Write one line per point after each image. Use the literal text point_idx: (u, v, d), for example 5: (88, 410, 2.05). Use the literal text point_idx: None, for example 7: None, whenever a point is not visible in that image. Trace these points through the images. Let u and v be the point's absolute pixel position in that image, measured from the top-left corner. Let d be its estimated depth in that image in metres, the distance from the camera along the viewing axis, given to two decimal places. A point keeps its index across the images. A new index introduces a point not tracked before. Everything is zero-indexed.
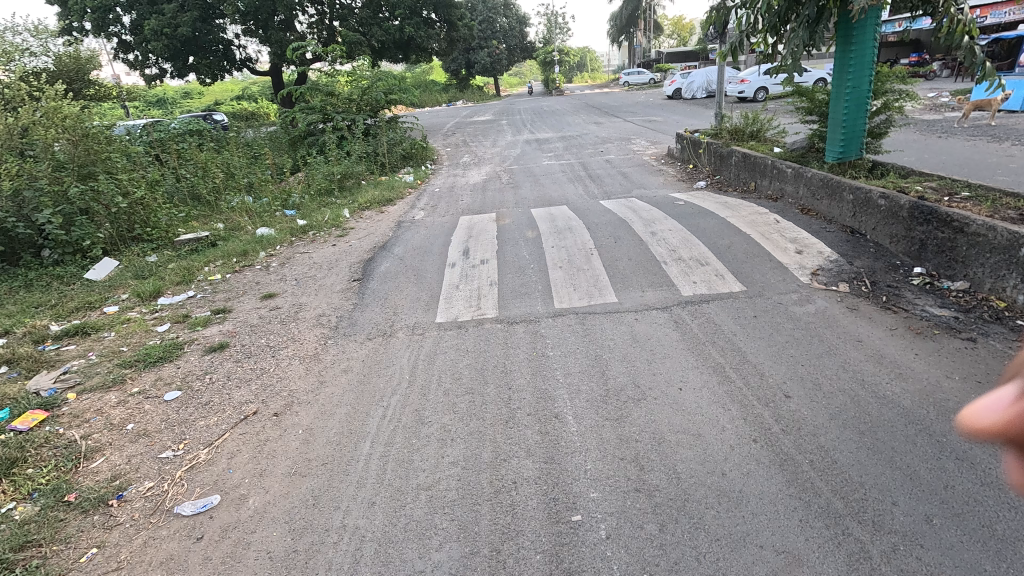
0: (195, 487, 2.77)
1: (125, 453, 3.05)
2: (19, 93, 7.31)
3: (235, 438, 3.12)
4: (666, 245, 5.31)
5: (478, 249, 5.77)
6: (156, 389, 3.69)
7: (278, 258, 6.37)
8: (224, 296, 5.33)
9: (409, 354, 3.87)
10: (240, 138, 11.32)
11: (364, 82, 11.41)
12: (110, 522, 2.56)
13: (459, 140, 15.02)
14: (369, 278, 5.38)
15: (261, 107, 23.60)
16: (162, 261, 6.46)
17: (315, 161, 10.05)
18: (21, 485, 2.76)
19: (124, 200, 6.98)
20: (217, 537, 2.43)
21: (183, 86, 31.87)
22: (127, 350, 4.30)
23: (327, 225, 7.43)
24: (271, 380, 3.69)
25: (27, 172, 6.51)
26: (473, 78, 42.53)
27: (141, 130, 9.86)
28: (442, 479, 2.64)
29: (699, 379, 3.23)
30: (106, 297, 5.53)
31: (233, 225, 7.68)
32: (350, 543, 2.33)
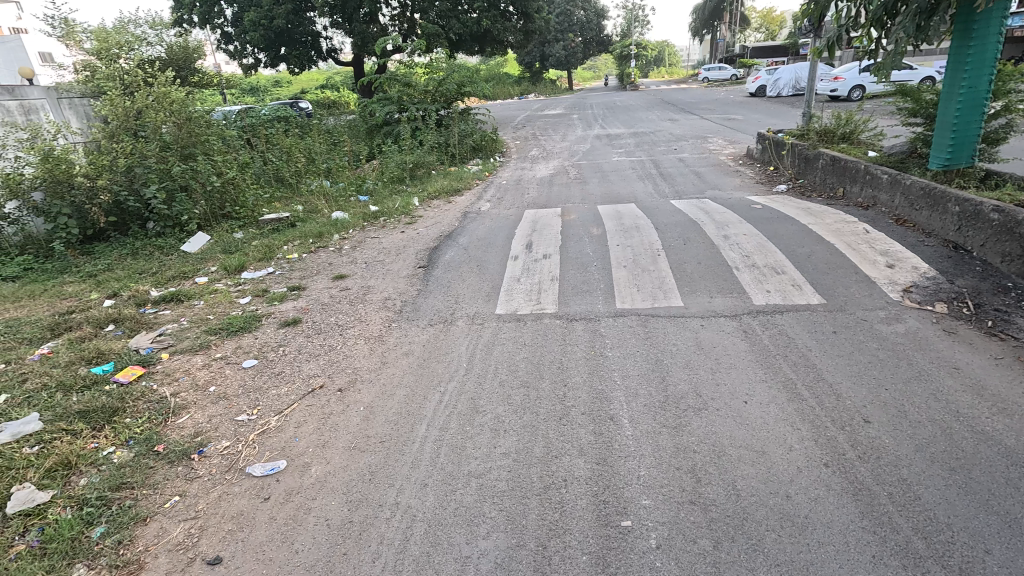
0: (265, 450, 2.96)
1: (206, 413, 3.32)
2: (136, 80, 8.07)
3: (302, 409, 3.31)
4: (740, 250, 5.05)
5: (542, 243, 5.77)
6: (236, 356, 3.99)
7: (350, 242, 6.66)
8: (300, 275, 5.64)
9: (468, 342, 3.93)
10: (323, 125, 11.93)
11: (440, 74, 11.68)
12: (191, 474, 2.81)
13: (528, 133, 15.01)
14: (434, 265, 5.51)
15: (344, 97, 24.67)
16: (247, 238, 6.94)
17: (389, 150, 10.41)
18: (120, 433, 3.09)
19: (217, 180, 7.53)
20: (282, 499, 2.60)
21: (273, 75, 33.88)
22: (213, 319, 4.67)
23: (397, 212, 7.69)
24: (337, 358, 3.87)
25: (139, 151, 7.21)
26: (546, 71, 42.29)
27: (236, 115, 10.59)
28: (492, 468, 2.67)
29: (767, 394, 3.05)
30: (199, 268, 6.03)
31: (312, 208, 8.12)
32: (401, 521, 2.41)
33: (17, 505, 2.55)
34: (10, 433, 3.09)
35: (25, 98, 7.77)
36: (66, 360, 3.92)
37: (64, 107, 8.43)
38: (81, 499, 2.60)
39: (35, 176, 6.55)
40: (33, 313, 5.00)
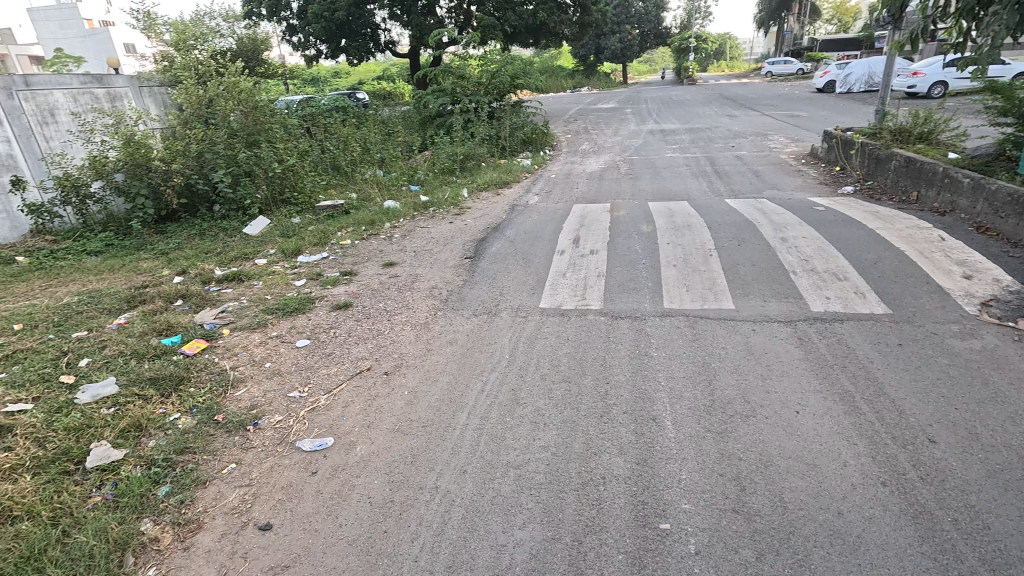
0: (314, 427, 3.10)
1: (262, 387, 3.50)
2: (209, 70, 8.55)
3: (350, 390, 3.43)
4: (799, 253, 4.82)
5: (589, 239, 5.71)
6: (290, 335, 4.18)
7: (401, 230, 6.82)
8: (352, 261, 5.84)
9: (512, 334, 3.96)
10: (378, 116, 12.23)
11: (494, 66, 11.71)
12: (247, 444, 2.97)
13: (580, 126, 14.84)
14: (481, 256, 5.57)
15: (399, 88, 25.17)
16: (304, 223, 7.24)
17: (441, 142, 10.57)
18: (185, 401, 3.31)
19: (278, 166, 7.86)
20: (329, 475, 2.71)
21: (334, 66, 34.99)
22: (270, 299, 4.91)
23: (446, 203, 7.81)
24: (385, 343, 3.99)
25: (209, 137, 7.64)
26: (600, 64, 41.56)
27: (298, 104, 11.02)
28: (531, 460, 2.69)
29: (822, 405, 2.91)
30: (259, 250, 6.34)
31: (365, 196, 8.37)
32: (440, 505, 2.47)
33: (95, 460, 2.79)
34: (91, 394, 3.38)
35: (111, 86, 8.38)
36: (139, 330, 4.23)
37: (144, 95, 9.03)
38: (150, 459, 2.81)
39: (118, 159, 7.16)
40: (113, 286, 5.42)
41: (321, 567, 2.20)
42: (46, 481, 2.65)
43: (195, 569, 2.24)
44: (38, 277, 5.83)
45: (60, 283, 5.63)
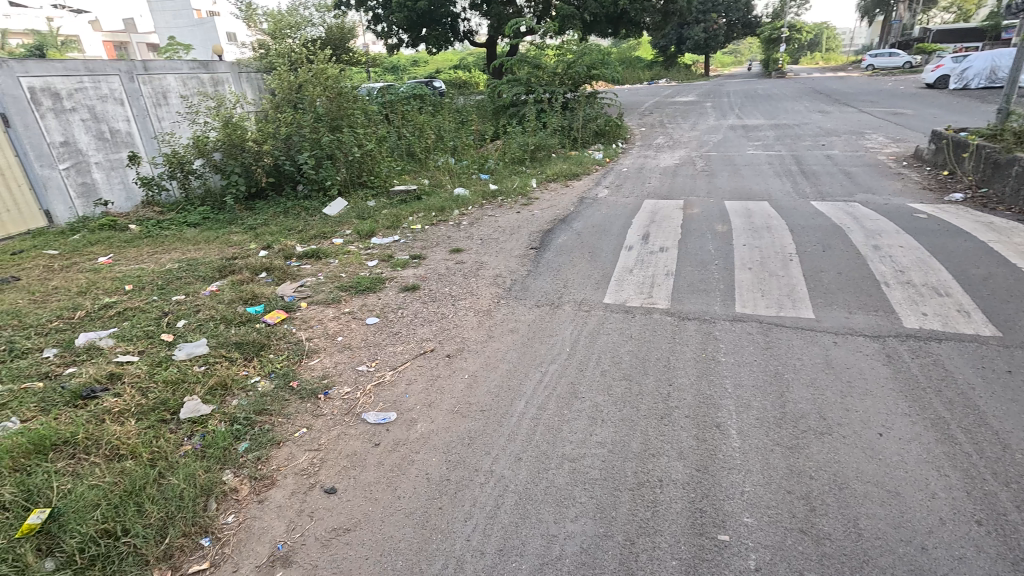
0: (378, 401, 3.24)
1: (333, 359, 3.71)
2: (300, 57, 9.06)
3: (414, 369, 3.56)
4: (893, 263, 4.43)
5: (659, 236, 5.54)
6: (361, 312, 4.39)
7: (468, 218, 6.93)
8: (421, 245, 6.02)
9: (574, 327, 3.93)
10: (453, 104, 12.46)
11: (570, 56, 11.57)
12: (318, 411, 3.16)
13: (655, 120, 14.36)
14: (546, 248, 5.56)
15: (475, 78, 25.41)
16: (378, 206, 7.54)
17: (513, 131, 10.60)
18: (265, 366, 3.57)
19: (358, 151, 8.18)
20: (390, 448, 2.83)
21: (414, 55, 35.94)
22: (344, 276, 5.16)
23: (515, 193, 7.85)
24: (448, 326, 4.09)
25: (297, 121, 8.11)
26: (681, 56, 39.86)
27: (379, 92, 11.43)
28: (587, 454, 2.67)
29: (909, 430, 2.67)
30: (336, 230, 6.67)
31: (437, 183, 8.58)
32: (494, 489, 2.51)
33: (187, 412, 3.08)
34: (186, 352, 3.72)
35: (215, 72, 9.16)
36: (228, 297, 4.60)
37: (242, 80, 9.75)
38: (233, 416, 3.06)
39: (217, 139, 7.79)
40: (208, 256, 5.91)
41: (379, 535, 2.31)
42: (147, 426, 2.96)
43: (267, 521, 2.42)
44: (146, 244, 6.47)
45: (164, 250, 6.22)
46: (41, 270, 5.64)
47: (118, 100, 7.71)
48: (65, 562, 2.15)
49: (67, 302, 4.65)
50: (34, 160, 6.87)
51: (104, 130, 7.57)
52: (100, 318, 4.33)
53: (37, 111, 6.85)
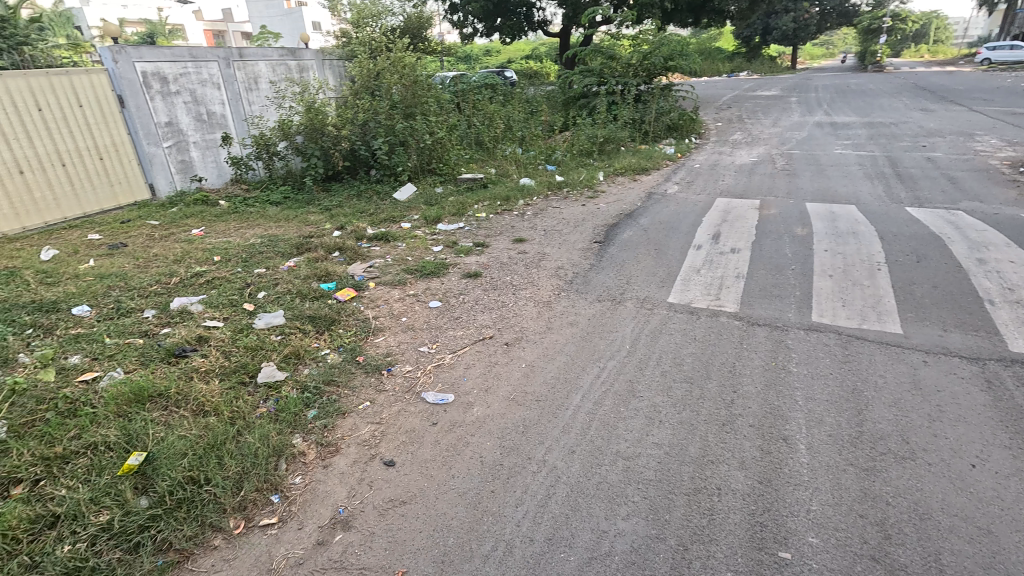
0: (437, 382, 3.34)
1: (397, 338, 3.85)
2: (380, 45, 9.37)
3: (472, 354, 3.63)
4: (999, 280, 4.00)
5: (731, 236, 5.30)
6: (425, 295, 4.51)
7: (533, 208, 6.93)
8: (485, 233, 6.10)
9: (635, 325, 3.85)
10: (524, 94, 12.46)
11: (646, 47, 11.23)
12: (381, 387, 3.30)
13: (733, 114, 13.68)
14: (611, 242, 5.46)
15: (547, 67, 25.17)
16: (446, 193, 7.70)
17: (583, 123, 10.46)
18: (335, 340, 3.77)
19: (429, 138, 8.37)
20: (447, 428, 2.91)
21: (487, 45, 36.20)
22: (411, 260, 5.33)
23: (581, 185, 7.77)
24: (508, 315, 4.13)
25: (374, 108, 8.41)
26: (766, 48, 37.61)
27: (452, 80, 11.62)
28: (642, 454, 2.62)
29: (1007, 464, 2.42)
30: (404, 215, 6.88)
31: (503, 172, 8.64)
32: (546, 478, 2.52)
33: (264, 377, 3.30)
34: (265, 322, 3.99)
35: (301, 59, 9.66)
36: (304, 273, 4.87)
37: (326, 68, 10.23)
38: (304, 385, 3.25)
39: (301, 124, 8.23)
40: (287, 233, 6.28)
41: (432, 511, 2.39)
42: (229, 386, 3.21)
43: (330, 486, 2.56)
44: (233, 219, 6.97)
45: (249, 226, 6.68)
46: (144, 239, 6.22)
47: (215, 85, 8.32)
48: (157, 501, 2.39)
49: (166, 269, 5.11)
50: (143, 139, 7.59)
51: (202, 112, 8.21)
52: (192, 285, 4.73)
53: (147, 93, 7.54)
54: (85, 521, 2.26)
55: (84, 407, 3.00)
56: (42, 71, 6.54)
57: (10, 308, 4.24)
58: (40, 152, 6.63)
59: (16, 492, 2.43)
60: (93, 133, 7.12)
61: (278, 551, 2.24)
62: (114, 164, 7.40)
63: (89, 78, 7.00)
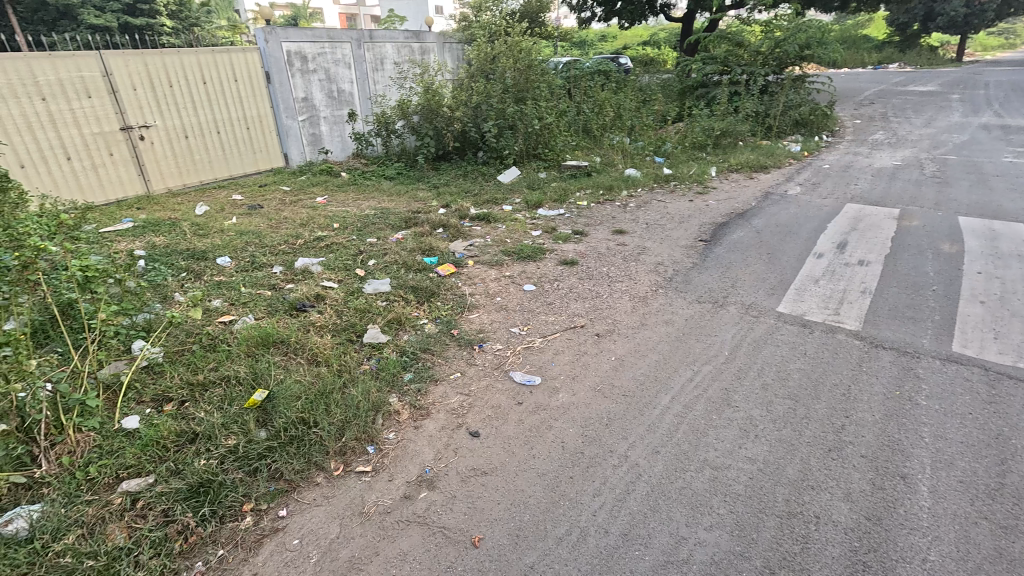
0: (526, 363, 3.40)
1: (490, 317, 3.96)
2: (499, 29, 9.51)
3: (562, 340, 3.64)
4: None
5: (860, 246, 4.77)
6: (520, 278, 4.59)
7: (636, 200, 6.72)
8: (585, 222, 6.03)
9: (737, 331, 3.63)
10: (638, 82, 12.04)
11: (781, 33, 10.31)
12: (472, 361, 3.43)
13: (876, 111, 12.19)
14: (718, 242, 5.16)
15: (665, 54, 23.95)
16: (549, 179, 7.71)
17: (699, 115, 9.89)
18: (434, 311, 3.97)
19: (538, 123, 8.38)
20: (531, 410, 2.96)
21: (603, 31, 35.30)
22: (509, 242, 5.43)
23: (690, 179, 7.40)
24: (601, 306, 4.08)
25: (487, 91, 8.59)
26: (926, 37, 32.84)
27: (565, 66, 11.52)
28: (732, 467, 2.49)
29: None
30: (506, 198, 7.00)
31: (608, 161, 8.45)
32: (626, 474, 2.49)
33: (368, 338, 3.57)
34: (373, 287, 4.29)
35: (424, 42, 10.08)
36: (410, 246, 5.16)
37: (446, 51, 10.60)
38: (403, 350, 3.47)
39: (419, 104, 8.65)
40: (397, 207, 6.67)
41: (511, 486, 2.46)
42: (339, 342, 3.52)
43: (419, 446, 2.73)
44: (352, 190, 7.54)
45: (365, 198, 7.18)
46: (277, 203, 6.93)
47: (347, 65, 8.97)
48: (273, 435, 2.70)
49: (293, 231, 5.66)
50: (282, 112, 8.40)
51: (334, 90, 8.89)
52: (313, 247, 5.20)
53: (290, 71, 8.34)
54: (217, 442, 2.62)
55: (222, 343, 3.45)
56: (208, 49, 7.54)
57: (170, 254, 4.95)
58: (201, 120, 7.65)
59: (167, 408, 2.88)
60: (243, 105, 8.05)
61: (369, 497, 2.44)
62: (258, 132, 8.30)
63: (244, 56, 7.92)
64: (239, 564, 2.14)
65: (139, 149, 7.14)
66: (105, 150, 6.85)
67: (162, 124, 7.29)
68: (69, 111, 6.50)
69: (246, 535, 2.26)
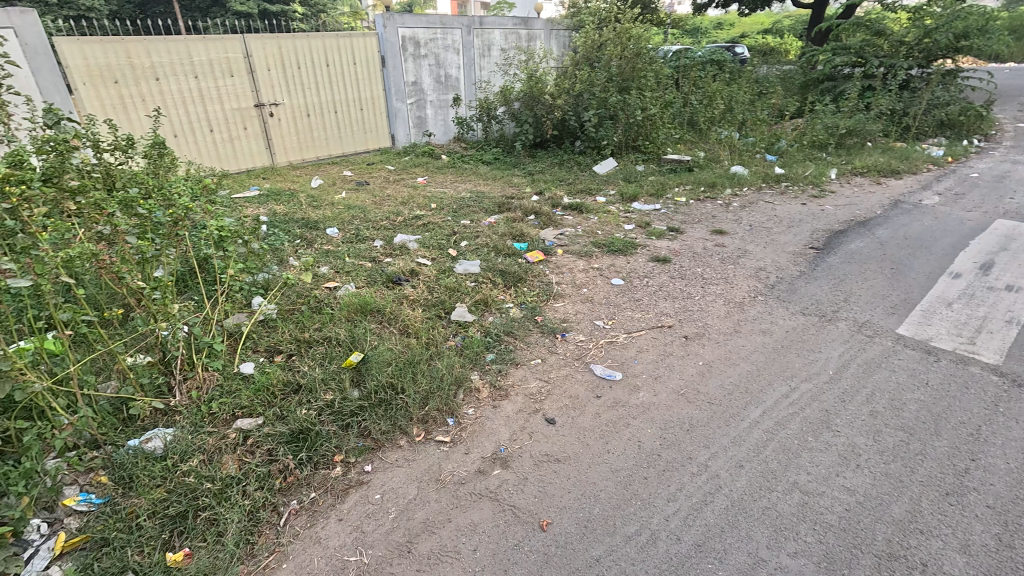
0: (608, 357, 3.35)
1: (575, 307, 3.94)
2: (610, 15, 9.26)
3: (647, 338, 3.54)
4: None
5: (1011, 269, 4.13)
6: (608, 271, 4.51)
7: (740, 200, 6.31)
8: (682, 219, 5.78)
9: (845, 349, 3.31)
10: (755, 73, 11.21)
11: (932, 21, 9.08)
12: (553, 349, 3.45)
13: None
14: (831, 251, 4.72)
15: (786, 43, 22.08)
16: (647, 173, 7.46)
17: (822, 111, 9.03)
18: (519, 296, 4.03)
19: (641, 114, 8.08)
20: (610, 404, 2.93)
21: (720, 18, 33.22)
22: (600, 234, 5.34)
23: (805, 181, 6.81)
24: (692, 308, 3.90)
25: (591, 79, 8.44)
26: None
27: (676, 55, 11.00)
28: (826, 494, 2.29)
29: None
30: (601, 189, 6.88)
31: (714, 156, 8.00)
32: (705, 484, 2.38)
33: (456, 315, 3.71)
34: (463, 267, 4.43)
35: (532, 28, 10.10)
36: (502, 230, 5.25)
37: (552, 37, 10.55)
38: (487, 330, 3.57)
39: (521, 91, 8.72)
40: (492, 192, 6.81)
41: (583, 477, 2.46)
42: (428, 317, 3.69)
43: (496, 425, 2.80)
44: (451, 173, 7.81)
45: (462, 181, 7.41)
46: (382, 180, 7.36)
47: (456, 50, 9.24)
48: (365, 395, 2.90)
49: (394, 208, 5.98)
50: (393, 95, 8.86)
51: (441, 75, 9.21)
52: (412, 225, 5.47)
53: (403, 56, 8.74)
54: (316, 395, 2.87)
55: (326, 306, 3.76)
56: (333, 34, 8.06)
57: (288, 222, 5.45)
58: (322, 100, 8.28)
59: (277, 359, 3.20)
60: (359, 87, 8.58)
61: (446, 466, 2.55)
62: (370, 114, 8.83)
63: (363, 41, 8.39)
64: (327, 508, 2.34)
65: (269, 125, 7.88)
66: (241, 124, 7.65)
67: (289, 103, 7.99)
68: (215, 89, 7.33)
69: (335, 483, 2.46)
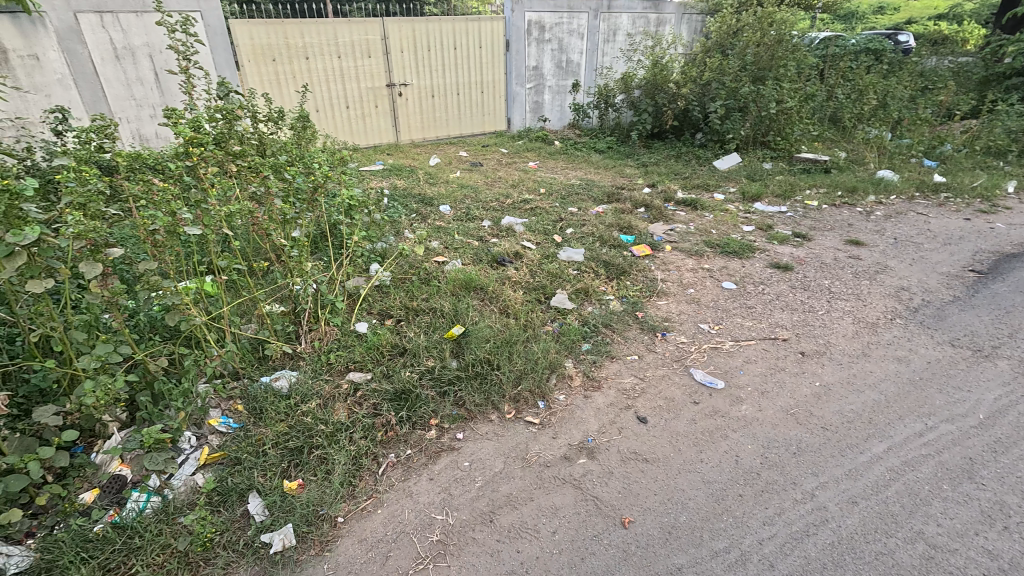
0: (710, 363, 3.18)
1: (679, 307, 3.78)
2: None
3: (757, 349, 3.30)
4: None
5: None
6: (719, 273, 4.25)
7: (886, 209, 5.60)
8: (811, 224, 5.26)
9: (1003, 392, 2.83)
10: (920, 65, 9.79)
11: None
12: (652, 347, 3.34)
13: None
14: (998, 276, 4.03)
15: (964, 31, 19.03)
16: (775, 171, 6.87)
17: (1005, 111, 7.68)
18: (621, 289, 3.94)
19: (775, 107, 7.40)
20: (708, 413, 2.78)
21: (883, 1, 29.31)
22: (714, 233, 5.04)
23: (972, 192, 5.85)
24: (813, 322, 3.56)
25: (722, 67, 7.82)
26: None
27: (823, 43, 9.92)
28: (960, 552, 2.00)
29: None
30: (720, 185, 6.47)
31: (857, 158, 7.16)
32: (808, 514, 2.19)
33: (555, 302, 3.73)
34: (567, 255, 4.42)
35: (662, 13, 9.69)
36: (609, 221, 5.15)
37: (683, 22, 10.01)
38: (585, 320, 3.54)
39: (644, 78, 8.37)
40: (602, 181, 6.70)
41: (672, 482, 2.37)
42: (528, 299, 3.74)
43: (586, 415, 2.79)
44: (562, 159, 7.79)
45: (573, 168, 7.36)
46: (495, 162, 7.55)
47: (581, 35, 9.11)
48: (463, 367, 3.03)
49: (505, 191, 6.11)
50: (514, 79, 8.98)
51: (563, 60, 9.17)
52: (519, 208, 5.55)
53: (527, 40, 8.81)
54: (419, 361, 3.05)
55: (434, 279, 3.97)
56: (462, 18, 8.31)
57: (406, 196, 5.80)
58: (446, 82, 8.62)
59: (388, 323, 3.45)
60: (482, 70, 8.81)
61: (533, 447, 2.60)
62: (490, 97, 9.04)
63: (490, 25, 8.55)
64: (420, 466, 2.50)
65: (397, 104, 8.39)
66: (373, 103, 8.22)
67: (417, 84, 8.43)
68: (354, 69, 7.92)
69: (429, 445, 2.61)
